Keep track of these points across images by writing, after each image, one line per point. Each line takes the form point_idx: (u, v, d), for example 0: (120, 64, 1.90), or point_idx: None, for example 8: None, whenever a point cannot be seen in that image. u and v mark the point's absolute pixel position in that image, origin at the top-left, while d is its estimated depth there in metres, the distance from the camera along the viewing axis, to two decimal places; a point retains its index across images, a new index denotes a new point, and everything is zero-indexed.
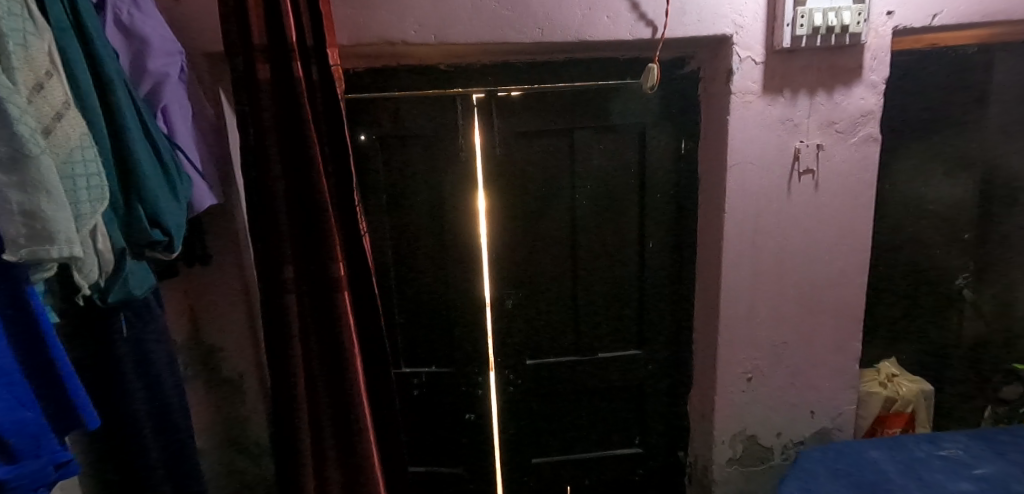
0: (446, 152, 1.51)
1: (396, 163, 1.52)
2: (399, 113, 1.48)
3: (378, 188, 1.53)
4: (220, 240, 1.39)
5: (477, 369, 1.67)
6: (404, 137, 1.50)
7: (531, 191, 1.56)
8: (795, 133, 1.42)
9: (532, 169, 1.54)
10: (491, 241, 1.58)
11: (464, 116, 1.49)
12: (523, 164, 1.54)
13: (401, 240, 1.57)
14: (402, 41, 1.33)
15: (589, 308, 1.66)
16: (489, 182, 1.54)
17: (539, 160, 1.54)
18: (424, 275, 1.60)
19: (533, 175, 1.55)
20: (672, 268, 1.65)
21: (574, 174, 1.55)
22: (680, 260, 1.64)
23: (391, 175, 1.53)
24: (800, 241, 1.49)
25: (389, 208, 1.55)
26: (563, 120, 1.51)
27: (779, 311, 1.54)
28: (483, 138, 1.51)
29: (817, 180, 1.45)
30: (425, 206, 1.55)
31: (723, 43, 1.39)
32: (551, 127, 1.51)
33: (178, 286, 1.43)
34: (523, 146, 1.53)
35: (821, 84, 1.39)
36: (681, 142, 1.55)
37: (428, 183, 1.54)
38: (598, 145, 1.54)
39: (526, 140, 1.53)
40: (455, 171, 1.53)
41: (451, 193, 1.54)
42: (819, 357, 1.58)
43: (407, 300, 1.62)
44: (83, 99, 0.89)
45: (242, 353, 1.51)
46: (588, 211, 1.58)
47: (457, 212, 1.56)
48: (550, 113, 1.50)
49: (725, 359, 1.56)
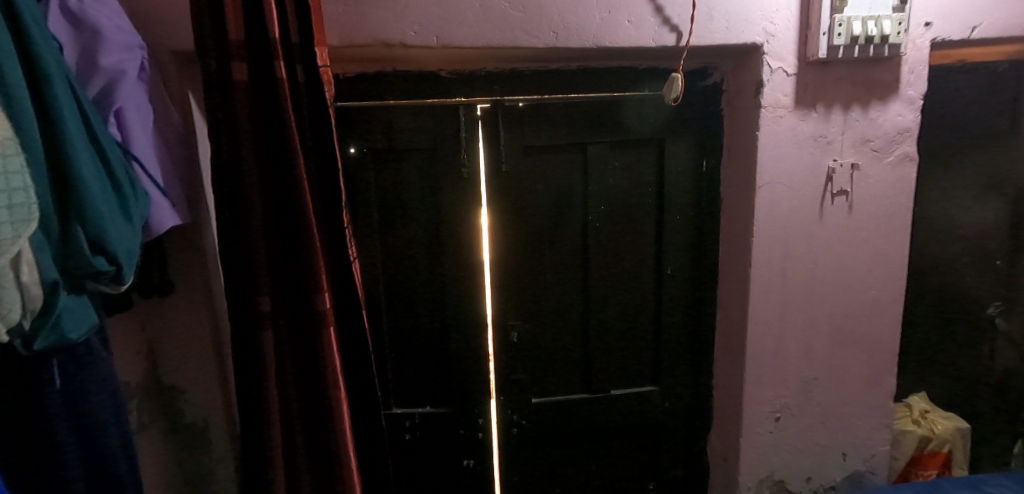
0: (446, 167, 1.36)
1: (388, 179, 1.36)
2: (394, 124, 1.33)
3: (369, 207, 1.36)
4: (186, 266, 1.22)
5: (476, 408, 1.49)
6: (398, 150, 1.35)
7: (539, 211, 1.41)
8: (828, 151, 1.30)
9: (541, 187, 1.40)
10: (494, 266, 1.43)
11: (467, 129, 1.34)
12: (531, 182, 1.39)
13: (393, 265, 1.41)
14: (400, 42, 1.18)
15: (601, 340, 1.50)
16: (493, 200, 1.39)
17: (549, 177, 1.40)
18: (419, 305, 1.43)
19: (542, 194, 1.40)
20: (691, 297, 1.51)
21: (587, 193, 1.41)
22: (700, 287, 1.50)
23: (383, 192, 1.37)
24: (833, 268, 1.37)
25: (380, 229, 1.38)
26: (576, 135, 1.37)
27: (811, 344, 1.40)
28: (487, 153, 1.37)
29: (851, 202, 1.33)
30: (420, 227, 1.39)
31: (751, 53, 1.27)
32: (562, 142, 1.38)
33: (135, 319, 1.22)
34: (532, 162, 1.39)
35: (856, 98, 1.29)
36: (703, 160, 1.43)
37: (424, 202, 1.38)
38: (613, 162, 1.40)
39: (535, 156, 1.38)
40: (456, 190, 1.37)
41: (450, 213, 1.38)
42: (852, 394, 1.45)
43: (398, 333, 1.44)
44: (9, 95, 0.71)
45: (209, 396, 1.32)
46: (601, 233, 1.44)
47: (457, 235, 1.40)
48: (561, 126, 1.36)
49: (751, 397, 1.42)
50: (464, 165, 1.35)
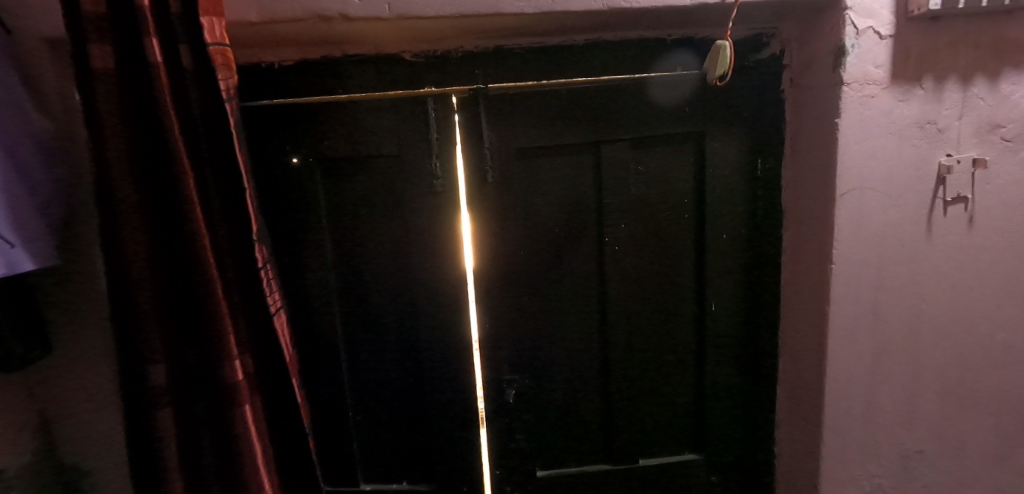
0: (415, 179, 1.05)
1: (343, 195, 1.06)
2: (345, 124, 1.02)
3: (318, 233, 1.06)
4: (77, 318, 0.95)
5: (465, 485, 1.17)
6: (352, 158, 1.04)
7: (539, 232, 1.08)
8: (939, 143, 0.93)
9: (541, 203, 1.07)
10: (483, 304, 1.11)
11: (440, 128, 1.03)
12: (527, 195, 1.07)
13: (353, 305, 1.10)
14: (340, 13, 0.87)
15: (625, 397, 1.16)
16: (477, 220, 1.07)
17: (551, 188, 1.07)
18: (388, 355, 1.12)
19: (542, 211, 1.07)
20: (744, 339, 1.15)
21: (601, 209, 1.07)
22: (756, 327, 1.14)
23: (337, 213, 1.07)
24: (944, 304, 0.99)
25: (334, 259, 1.08)
26: (585, 133, 1.04)
27: (913, 407, 1.03)
28: (469, 159, 1.05)
29: (972, 212, 0.96)
30: (386, 257, 1.08)
31: (826, 10, 0.92)
32: (566, 144, 1.05)
33: (22, 387, 0.93)
34: (528, 170, 1.06)
35: (980, 67, 0.91)
36: (757, 159, 1.07)
37: (388, 223, 1.07)
38: (636, 166, 1.06)
39: (531, 162, 1.06)
40: (429, 208, 1.06)
41: (422, 238, 1.07)
42: (969, 473, 1.07)
43: (364, 390, 1.14)
44: None
45: (124, 478, 1.04)
46: (623, 261, 1.10)
47: (432, 266, 1.08)
48: (563, 122, 1.03)
49: (831, 478, 1.05)
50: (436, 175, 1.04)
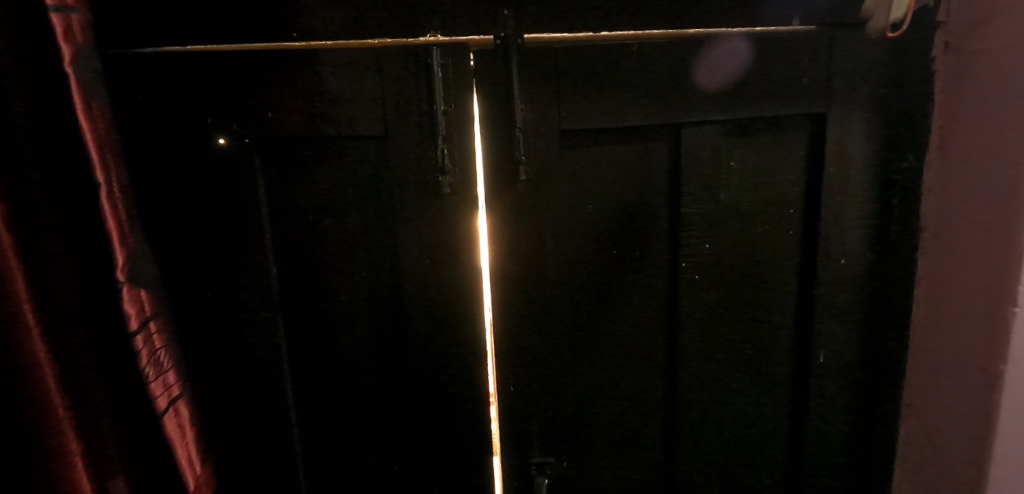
0: (409, 175, 0.70)
1: (299, 196, 0.71)
2: (303, 89, 0.67)
3: (263, 251, 0.71)
4: None
5: None
6: (316, 141, 0.69)
7: (586, 253, 0.76)
8: None
9: (592, 211, 0.75)
10: (504, 357, 0.77)
11: (453, 98, 0.68)
12: (571, 200, 0.74)
13: (312, 355, 0.76)
14: None
15: (694, 479, 0.84)
16: (500, 236, 0.73)
17: (604, 191, 0.74)
18: (365, 426, 0.79)
19: (593, 224, 0.75)
20: (862, 406, 0.83)
21: (673, 221, 0.76)
22: (878, 391, 0.82)
23: (290, 222, 0.72)
24: None
25: (285, 290, 0.73)
26: (658, 111, 0.71)
27: None
28: (490, 147, 0.70)
29: None
30: (361, 287, 0.74)
31: None
32: (632, 127, 0.73)
33: None
34: (575, 164, 0.73)
35: None
36: (894, 156, 0.75)
37: (366, 239, 0.72)
38: (727, 162, 0.75)
39: (580, 152, 0.73)
40: (428, 219, 0.71)
41: (418, 263, 0.72)
42: None
43: (328, 476, 0.80)
44: None
45: None
46: (703, 295, 0.78)
47: (432, 302, 0.74)
48: (630, 95, 0.70)
49: None
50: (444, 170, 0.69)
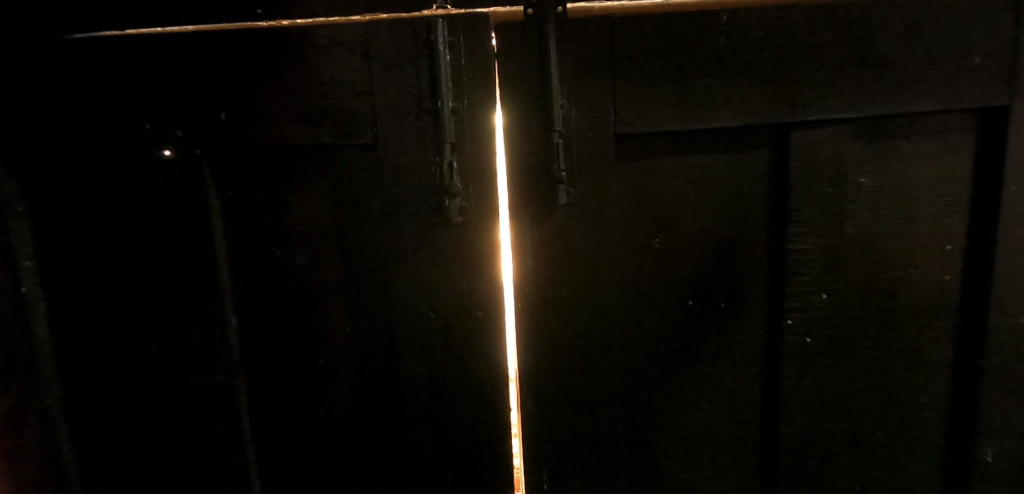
0: (406, 196, 0.52)
1: (265, 224, 0.54)
2: (269, 82, 0.50)
3: (221, 294, 0.54)
4: None
5: None
6: (287, 151, 0.52)
7: (650, 303, 0.56)
8: None
9: (659, 247, 0.54)
10: (535, 441, 0.57)
11: (467, 92, 0.50)
12: (631, 232, 0.54)
13: (284, 434, 0.58)
14: None
15: None
16: (530, 280, 0.54)
17: (677, 219, 0.54)
18: None
19: (661, 264, 0.55)
20: None
21: (774, 262, 0.54)
22: None
23: (255, 258, 0.54)
24: None
25: (248, 346, 0.56)
26: (755, 109, 0.50)
27: None
28: (519, 161, 0.52)
29: None
30: (346, 346, 0.56)
31: None
32: (719, 130, 0.52)
33: None
34: (637, 181, 0.53)
35: None
36: None
37: (351, 281, 0.54)
38: (857, 180, 0.52)
39: (645, 166, 0.53)
40: (432, 255, 0.53)
41: (419, 314, 0.54)
42: None
43: None
44: None
45: None
46: (815, 363, 0.56)
47: (438, 367, 0.55)
48: (716, 84, 0.50)
49: None
50: (453, 190, 0.50)
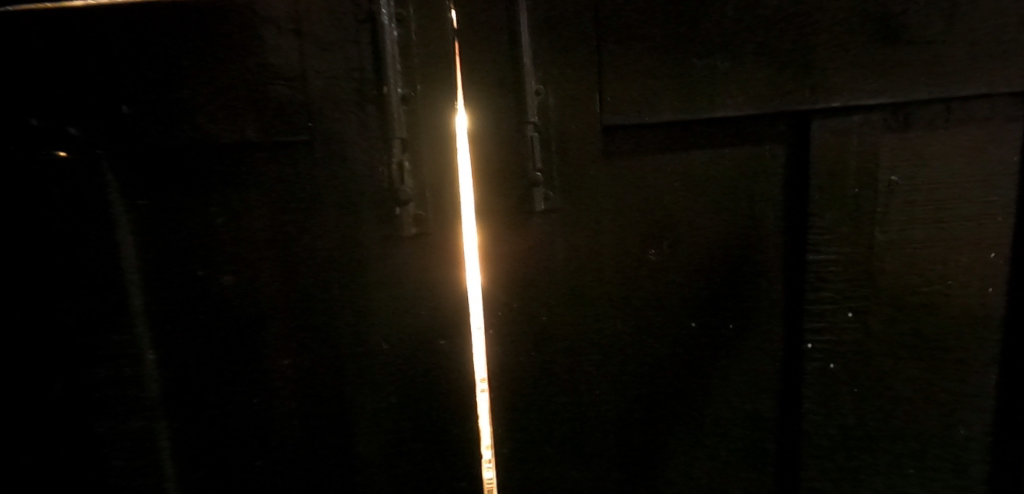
0: (352, 204, 0.43)
1: (185, 239, 0.44)
2: (181, 65, 0.41)
3: (133, 325, 0.45)
4: None
5: None
6: (209, 149, 0.43)
7: (644, 324, 0.47)
8: None
9: (655, 259, 0.46)
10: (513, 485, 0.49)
11: (421, 78, 0.42)
12: (622, 240, 0.46)
13: (216, 487, 0.48)
14: None
15: None
16: (500, 299, 0.46)
17: (675, 225, 0.46)
18: None
19: (659, 279, 0.47)
20: None
21: (789, 274, 0.46)
22: None
23: (174, 281, 0.45)
24: None
25: (170, 385, 0.47)
26: (767, 93, 0.42)
27: None
28: (486, 159, 0.43)
29: None
30: (289, 383, 0.47)
31: None
32: (726, 120, 0.44)
33: None
34: (629, 182, 0.45)
35: None
36: None
37: (293, 305, 0.45)
38: (889, 176, 0.44)
39: (638, 164, 0.44)
40: (384, 273, 0.45)
41: (373, 343, 0.46)
42: None
43: None
44: None
45: None
46: (842, 394, 0.47)
47: (397, 403, 0.47)
48: (721, 64, 0.42)
49: None
50: (404, 196, 0.42)
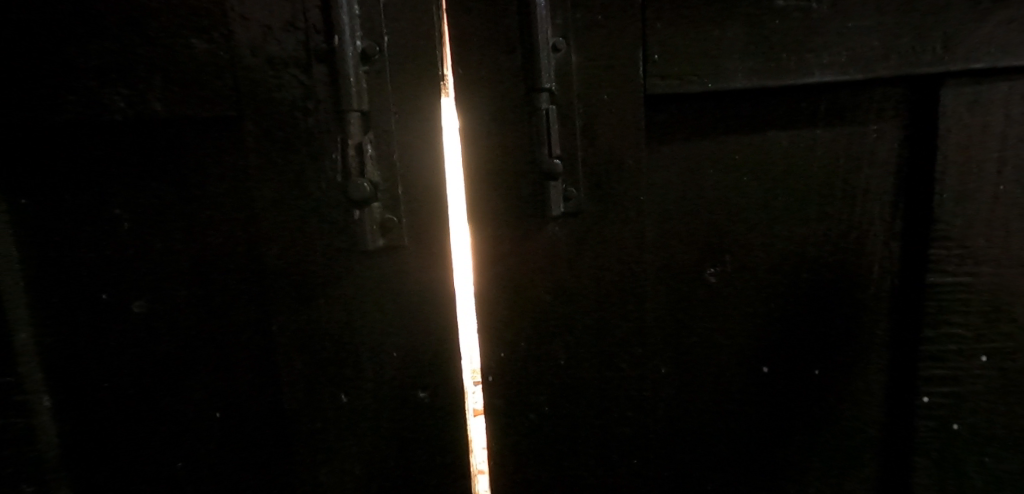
0: (319, 204, 0.33)
1: (97, 251, 0.34)
2: (68, 15, 0.31)
3: (23, 363, 0.34)
4: None
5: None
6: (115, 130, 0.33)
7: (700, 363, 0.36)
8: None
9: (714, 283, 0.35)
10: None
11: (395, 39, 0.32)
12: (670, 255, 0.35)
13: None
14: None
15: None
16: (502, 331, 0.35)
17: (742, 236, 0.35)
18: None
19: (718, 306, 0.36)
20: None
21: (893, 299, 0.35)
22: None
23: (79, 305, 0.35)
24: None
25: (76, 443, 0.36)
26: (874, 56, 0.31)
27: None
28: (485, 139, 0.33)
29: None
30: (247, 431, 0.37)
31: None
32: (803, 89, 0.33)
33: None
34: (676, 175, 0.34)
35: None
36: None
37: (253, 341, 0.36)
38: None
39: (691, 153, 0.34)
40: (359, 292, 0.35)
41: (349, 392, 0.36)
42: None
43: None
44: None
45: None
46: (972, 468, 0.36)
47: (387, 470, 0.37)
48: (800, 8, 0.31)
49: None
50: (362, 194, 0.32)
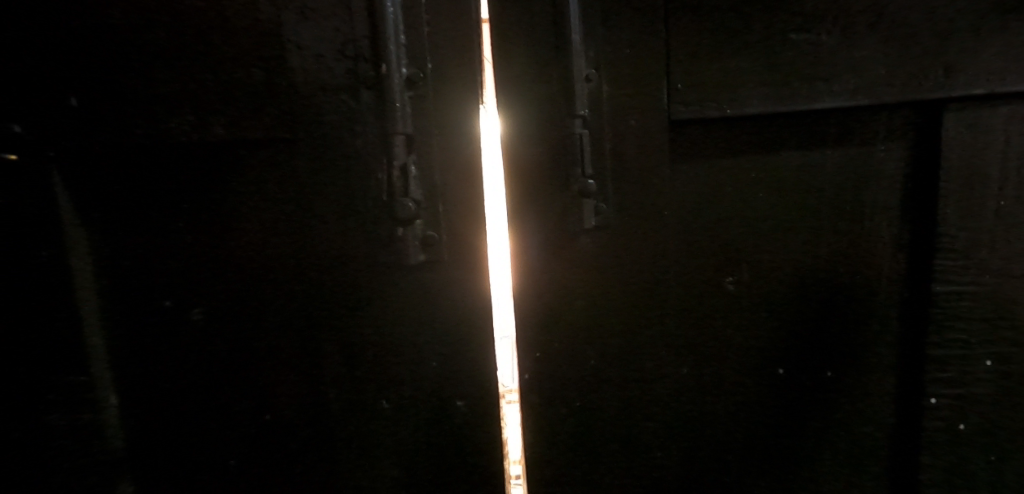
0: (367, 218, 0.37)
1: (161, 262, 0.37)
2: (145, 49, 0.34)
3: (93, 364, 0.37)
4: None
5: None
6: (181, 152, 0.36)
7: (718, 367, 0.39)
8: None
9: (732, 291, 0.38)
10: None
11: (437, 70, 0.35)
12: (691, 266, 0.37)
13: None
14: None
15: None
16: (536, 337, 0.38)
17: (757, 248, 0.37)
18: None
19: (736, 313, 0.38)
20: None
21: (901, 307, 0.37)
22: None
23: (145, 311, 0.38)
24: None
25: (139, 438, 0.39)
26: (880, 82, 0.34)
27: None
28: (523, 160, 0.35)
29: None
30: (292, 430, 0.40)
31: None
32: (815, 113, 0.35)
33: None
34: (699, 192, 0.36)
35: None
36: None
37: (301, 346, 0.39)
38: None
39: (710, 171, 0.36)
40: (400, 300, 0.38)
41: (392, 390, 0.39)
42: None
43: None
44: None
45: None
46: (977, 466, 0.38)
47: (424, 465, 0.40)
48: (812, 40, 0.33)
49: None
50: (407, 213, 0.35)
